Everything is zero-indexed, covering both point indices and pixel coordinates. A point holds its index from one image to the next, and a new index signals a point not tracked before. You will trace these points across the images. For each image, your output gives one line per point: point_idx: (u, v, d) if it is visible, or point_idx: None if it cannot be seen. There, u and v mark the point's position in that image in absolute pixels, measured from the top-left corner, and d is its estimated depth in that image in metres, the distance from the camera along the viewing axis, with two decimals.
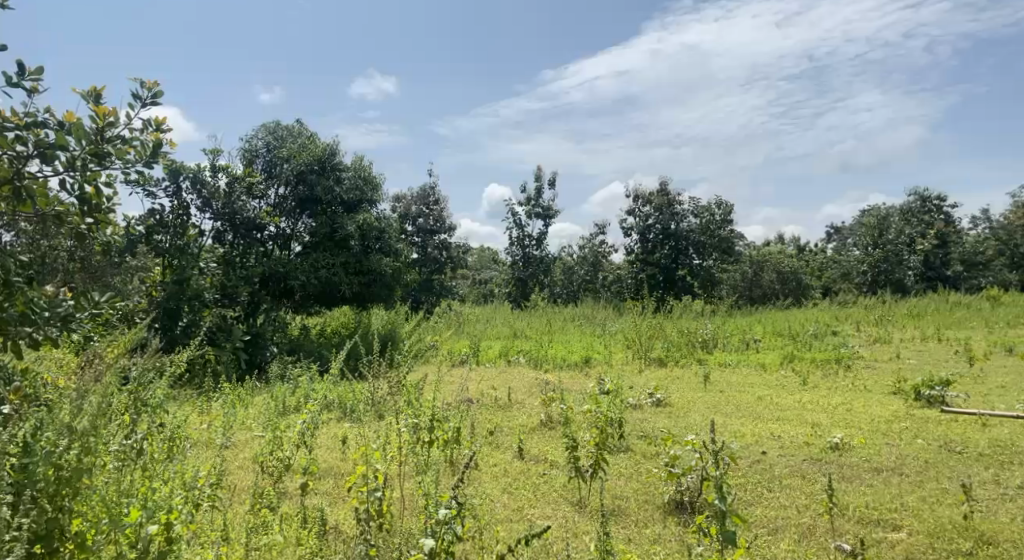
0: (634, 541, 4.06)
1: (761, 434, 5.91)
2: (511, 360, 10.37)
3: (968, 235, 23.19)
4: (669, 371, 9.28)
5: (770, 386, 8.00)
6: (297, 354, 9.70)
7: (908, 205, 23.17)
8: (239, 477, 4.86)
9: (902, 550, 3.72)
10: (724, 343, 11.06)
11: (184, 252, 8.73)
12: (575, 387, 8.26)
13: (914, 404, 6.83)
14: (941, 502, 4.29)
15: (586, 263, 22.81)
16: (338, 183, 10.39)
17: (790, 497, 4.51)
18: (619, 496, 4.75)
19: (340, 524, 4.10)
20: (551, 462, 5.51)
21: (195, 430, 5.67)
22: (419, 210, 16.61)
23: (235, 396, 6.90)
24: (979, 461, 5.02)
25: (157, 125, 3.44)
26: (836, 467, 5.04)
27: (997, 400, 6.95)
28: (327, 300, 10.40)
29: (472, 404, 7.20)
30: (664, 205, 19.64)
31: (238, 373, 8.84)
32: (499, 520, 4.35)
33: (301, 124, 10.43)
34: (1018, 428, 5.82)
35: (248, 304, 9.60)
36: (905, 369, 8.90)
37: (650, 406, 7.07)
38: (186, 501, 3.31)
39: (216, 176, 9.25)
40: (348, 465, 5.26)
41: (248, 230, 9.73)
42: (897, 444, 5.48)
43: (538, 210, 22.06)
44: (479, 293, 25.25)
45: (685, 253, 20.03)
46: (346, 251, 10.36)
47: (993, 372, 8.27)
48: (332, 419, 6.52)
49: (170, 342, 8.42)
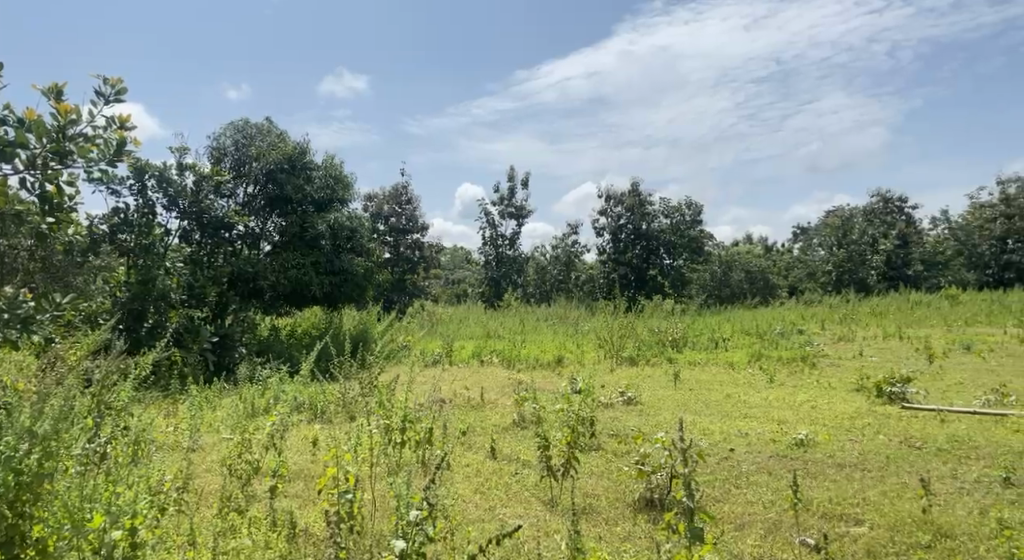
0: (605, 538, 4.10)
1: (729, 431, 6.00)
2: (483, 359, 10.39)
3: (927, 235, 23.76)
4: (640, 369, 9.38)
5: (738, 384, 8.13)
6: (267, 354, 9.57)
7: (872, 206, 23.63)
8: (206, 481, 4.80)
9: (864, 544, 3.80)
10: (693, 343, 11.20)
11: (149, 252, 8.58)
12: (548, 387, 8.29)
13: (876, 401, 6.99)
14: (901, 496, 4.41)
15: (559, 262, 22.87)
16: (309, 181, 10.31)
17: (758, 493, 4.59)
18: (590, 495, 4.79)
19: (310, 528, 4.05)
20: (524, 461, 5.53)
21: (161, 431, 5.58)
22: (392, 209, 16.54)
23: (203, 398, 6.82)
24: (938, 456, 5.15)
25: (120, 122, 3.40)
26: (801, 463, 5.13)
27: (954, 396, 7.16)
28: (297, 300, 10.29)
29: (444, 404, 7.19)
30: (635, 205, 19.85)
31: (205, 376, 8.72)
32: (470, 520, 4.35)
33: (270, 122, 10.29)
34: (974, 424, 5.99)
35: (216, 304, 9.47)
36: (868, 366, 9.10)
37: (621, 405, 7.13)
38: (150, 507, 3.28)
39: (182, 174, 9.12)
40: (319, 467, 5.24)
41: (216, 229, 9.52)
42: (859, 441, 5.60)
43: (511, 210, 22.08)
44: (452, 293, 25.26)
45: (656, 253, 20.31)
46: (317, 250, 10.26)
47: (951, 369, 8.49)
48: (301, 420, 6.45)
49: (135, 343, 8.31)
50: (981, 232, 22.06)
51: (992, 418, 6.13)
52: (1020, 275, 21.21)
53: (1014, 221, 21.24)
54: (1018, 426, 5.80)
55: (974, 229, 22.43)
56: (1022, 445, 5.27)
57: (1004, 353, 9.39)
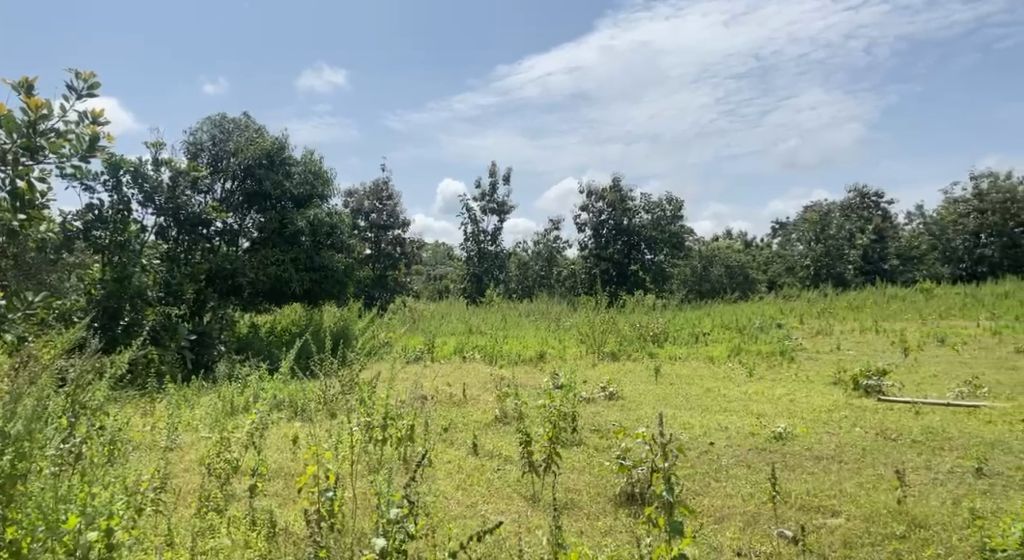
0: (586, 532, 4.12)
1: (709, 425, 6.05)
2: (465, 355, 10.39)
3: (903, 230, 24.10)
4: (622, 364, 9.43)
5: (719, 378, 8.21)
6: (246, 352, 9.48)
7: (849, 201, 23.83)
8: (185, 480, 4.75)
9: (841, 535, 3.86)
10: (674, 337, 11.28)
11: (125, 249, 8.42)
12: (530, 382, 8.30)
13: (853, 394, 7.09)
14: (877, 488, 4.48)
15: (541, 258, 22.90)
16: (288, 177, 10.21)
17: (737, 486, 4.64)
18: (572, 489, 4.81)
19: (290, 527, 4.02)
20: (506, 457, 5.54)
21: (138, 431, 5.51)
22: (372, 205, 16.43)
23: (181, 396, 6.74)
24: (913, 447, 5.23)
25: (93, 117, 3.36)
26: (779, 456, 5.19)
27: (928, 388, 7.28)
28: (277, 297, 10.20)
29: (426, 401, 7.18)
30: (616, 201, 19.92)
31: (183, 374, 8.63)
32: (452, 517, 4.35)
33: (248, 117, 10.17)
34: (948, 416, 6.09)
35: (193, 302, 9.37)
36: (845, 360, 9.22)
37: (603, 400, 7.16)
38: (127, 508, 3.24)
39: (158, 170, 8.99)
40: (298, 465, 5.20)
41: (193, 226, 9.41)
42: (836, 433, 5.68)
43: (493, 205, 22.06)
44: (434, 289, 25.23)
45: (638, 248, 20.34)
46: (296, 247, 10.18)
47: (925, 362, 8.62)
48: (281, 418, 6.40)
49: (110, 342, 8.20)
50: (955, 226, 22.40)
51: (964, 410, 6.24)
52: (992, 269, 21.56)
53: (987, 216, 21.50)
54: (990, 417, 5.92)
55: (948, 223, 22.77)
56: (994, 436, 5.37)
57: (977, 345, 9.56)
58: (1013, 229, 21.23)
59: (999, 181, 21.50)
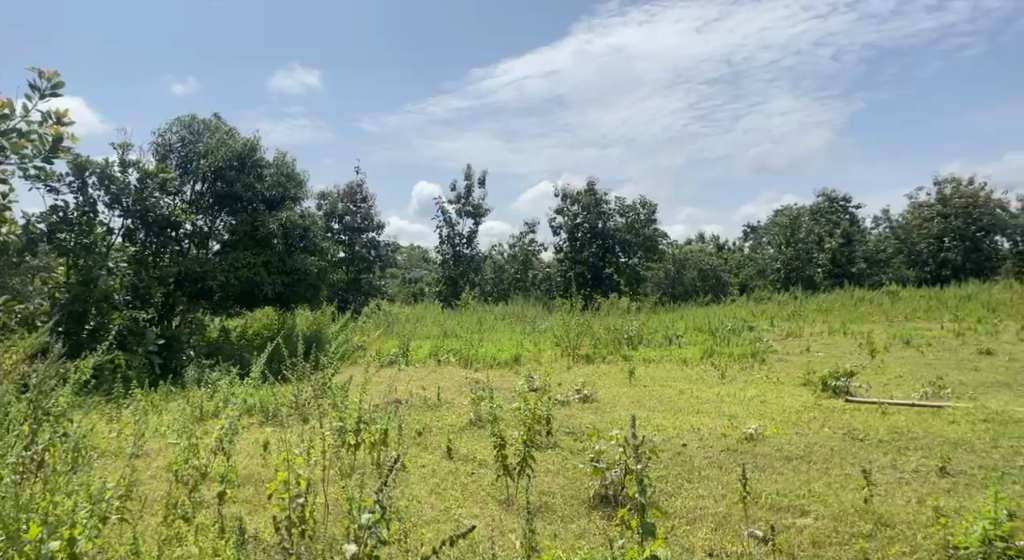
0: (560, 535, 4.12)
1: (682, 426, 6.11)
2: (440, 359, 10.35)
3: (870, 233, 24.55)
4: (596, 367, 9.47)
5: (691, 380, 8.28)
6: (216, 356, 9.34)
7: (818, 206, 24.05)
8: (151, 487, 4.66)
9: (810, 534, 3.91)
10: (648, 340, 11.37)
11: (90, 251, 8.27)
12: (505, 385, 8.30)
13: (822, 395, 7.20)
14: (844, 487, 4.55)
15: (516, 260, 22.92)
16: (259, 179, 10.09)
17: (709, 487, 4.68)
18: (546, 492, 4.81)
19: (259, 534, 3.96)
20: (480, 461, 5.53)
21: (104, 437, 5.39)
22: (346, 208, 16.27)
23: (149, 402, 6.61)
24: (879, 447, 5.32)
25: (57, 118, 3.30)
26: (750, 456, 5.25)
27: (894, 389, 7.43)
28: (248, 301, 10.05)
29: (399, 405, 7.12)
30: (591, 204, 20.11)
31: (151, 379, 8.47)
32: (425, 521, 4.33)
33: (219, 118, 10.04)
34: (913, 416, 6.23)
35: (161, 305, 9.30)
36: (814, 361, 9.36)
37: (577, 403, 7.19)
38: (92, 515, 3.17)
39: (125, 172, 8.83)
40: (269, 471, 5.13)
41: (162, 228, 9.25)
42: (806, 434, 5.75)
43: (468, 208, 22.01)
44: (409, 293, 25.13)
45: (613, 251, 20.47)
46: (269, 249, 10.06)
47: (892, 363, 8.81)
48: (252, 423, 6.31)
49: (76, 347, 8.06)
50: (920, 230, 22.87)
51: (929, 410, 6.37)
52: (955, 272, 22.09)
53: (950, 220, 22.05)
54: (954, 417, 6.04)
55: (913, 227, 23.25)
56: (957, 435, 5.49)
57: (941, 346, 9.78)
58: (974, 233, 21.85)
59: (963, 186, 22.03)
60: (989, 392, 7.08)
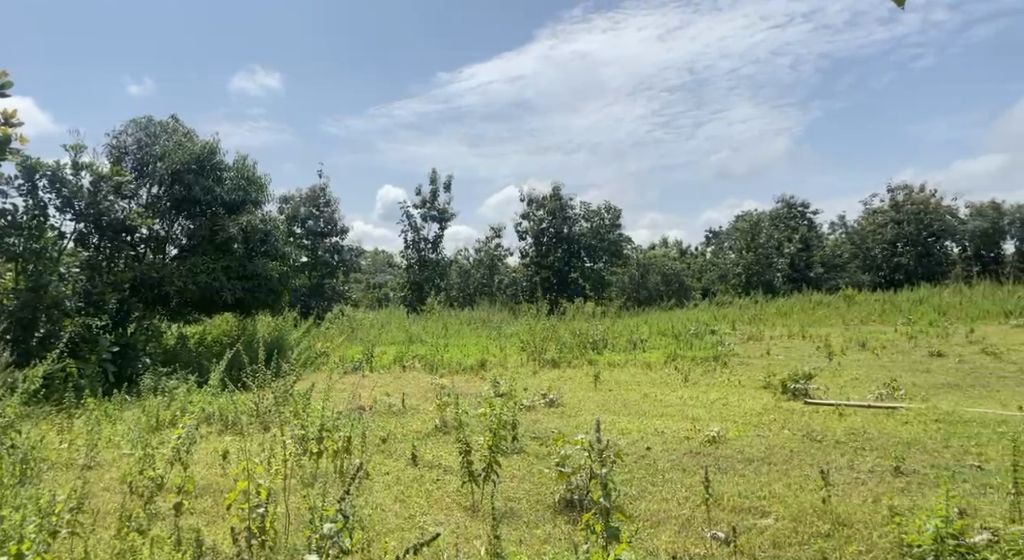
0: (525, 540, 4.12)
1: (646, 430, 6.16)
2: (405, 364, 10.27)
3: (827, 239, 25.13)
4: (562, 371, 9.50)
5: (655, 383, 8.35)
6: (173, 364, 9.11)
7: (776, 211, 24.54)
8: (104, 500, 4.52)
9: (770, 535, 3.97)
10: (613, 344, 11.43)
11: (41, 256, 8.03)
12: (470, 391, 8.26)
13: (781, 397, 7.33)
14: (803, 488, 4.63)
15: (483, 265, 22.82)
16: (219, 183, 9.91)
17: (672, 489, 4.72)
18: (512, 497, 4.80)
19: (217, 545, 3.86)
20: (445, 467, 5.50)
21: (53, 448, 5.21)
22: (309, 212, 16.09)
23: (102, 412, 6.42)
24: (837, 448, 5.44)
25: (5, 117, 3.19)
26: (712, 459, 5.31)
27: (851, 391, 7.60)
28: (207, 307, 9.86)
29: (364, 412, 7.04)
30: (556, 209, 20.36)
31: (104, 388, 8.24)
32: (389, 529, 4.29)
33: (177, 120, 9.85)
34: (869, 417, 6.38)
35: (116, 312, 8.98)
36: (774, 364, 9.56)
37: (543, 407, 7.20)
38: (41, 530, 3.06)
39: (78, 174, 8.60)
40: (229, 480, 5.03)
41: (116, 232, 9.00)
42: (766, 435, 5.84)
43: (433, 213, 21.92)
44: (374, 297, 24.94)
45: (578, 256, 20.69)
46: (228, 254, 9.85)
47: (848, 365, 9.01)
48: (211, 432, 6.17)
49: (24, 355, 7.79)
50: (874, 236, 23.47)
51: (883, 411, 6.53)
52: (908, 276, 22.73)
53: (903, 226, 22.61)
54: (906, 417, 6.21)
55: (868, 233, 23.83)
56: (911, 436, 5.63)
57: (894, 349, 10.04)
58: (925, 239, 22.50)
59: (914, 193, 22.67)
60: (940, 393, 7.29)
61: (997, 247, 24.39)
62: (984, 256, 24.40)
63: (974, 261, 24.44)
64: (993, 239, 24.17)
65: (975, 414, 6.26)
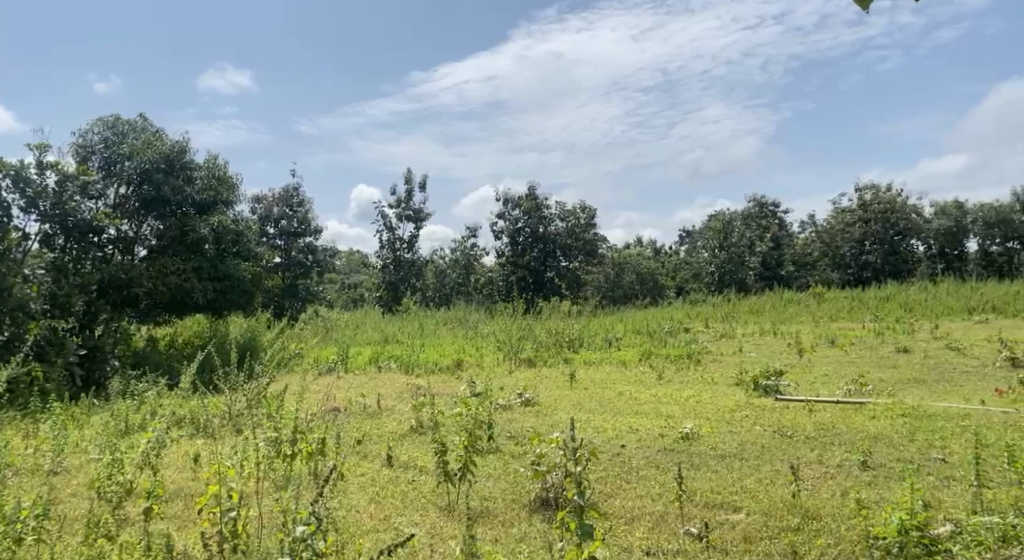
0: (500, 540, 4.12)
1: (621, 428, 6.18)
2: (380, 365, 10.21)
3: (797, 237, 25.53)
4: (537, 370, 9.51)
5: (630, 382, 8.39)
6: (143, 367, 8.98)
7: (748, 210, 24.89)
8: (70, 505, 4.43)
9: (741, 531, 4.02)
10: (588, 342, 11.43)
11: (4, 258, 7.86)
12: (446, 391, 8.24)
13: (753, 394, 7.41)
14: (774, 483, 4.70)
15: (459, 266, 22.50)
16: (189, 182, 9.76)
17: (646, 487, 4.75)
18: (487, 497, 4.81)
19: (187, 550, 3.82)
20: (421, 467, 5.49)
21: (18, 454, 5.09)
22: (282, 212, 15.88)
23: (68, 417, 6.30)
24: (806, 443, 5.53)
25: None
26: (686, 456, 5.35)
27: (821, 387, 7.72)
28: (178, 308, 9.73)
29: (338, 414, 6.99)
30: (532, 209, 20.45)
31: (72, 391, 8.09)
32: (364, 531, 4.26)
33: (145, 118, 9.68)
34: (838, 412, 6.51)
35: (83, 314, 8.77)
36: (747, 361, 9.66)
37: (519, 406, 7.21)
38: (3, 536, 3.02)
39: (43, 173, 8.43)
40: (200, 485, 4.97)
41: (83, 233, 8.84)
42: (738, 432, 5.92)
43: (408, 213, 21.81)
44: (348, 297, 24.75)
45: (554, 256, 20.87)
46: (199, 255, 9.69)
47: (818, 362, 9.15)
48: (182, 436, 6.08)
49: None
50: (843, 234, 23.88)
51: (852, 407, 6.65)
52: (875, 273, 23.14)
53: (870, 224, 22.99)
54: (874, 412, 6.33)
55: (837, 232, 24.21)
56: (878, 430, 5.74)
57: (862, 345, 10.22)
58: (892, 237, 22.92)
59: (881, 192, 23.09)
60: (906, 388, 7.42)
61: (960, 244, 24.97)
62: (948, 253, 24.95)
63: (938, 259, 25.00)
64: (956, 237, 24.74)
65: (939, 408, 6.41)
